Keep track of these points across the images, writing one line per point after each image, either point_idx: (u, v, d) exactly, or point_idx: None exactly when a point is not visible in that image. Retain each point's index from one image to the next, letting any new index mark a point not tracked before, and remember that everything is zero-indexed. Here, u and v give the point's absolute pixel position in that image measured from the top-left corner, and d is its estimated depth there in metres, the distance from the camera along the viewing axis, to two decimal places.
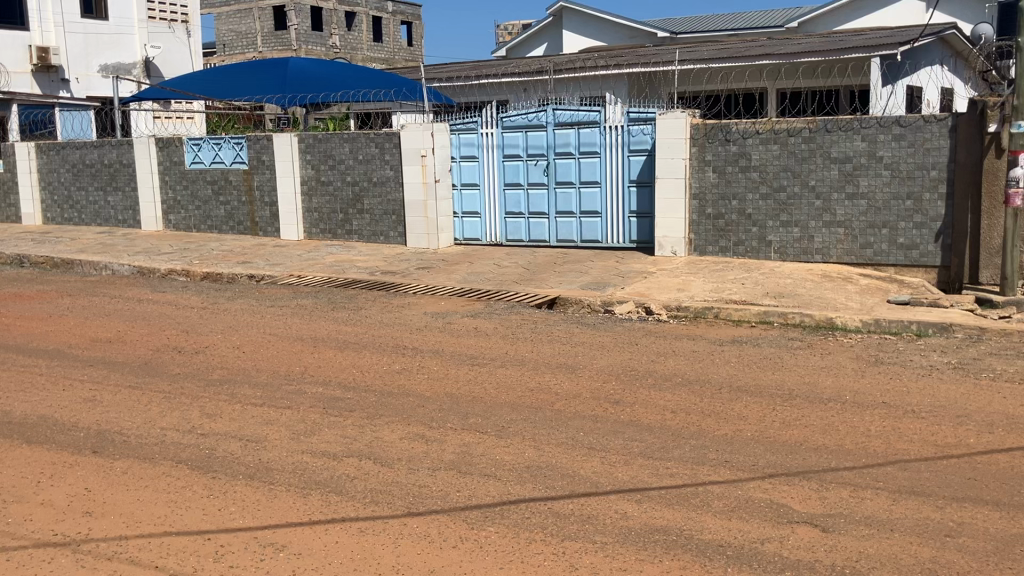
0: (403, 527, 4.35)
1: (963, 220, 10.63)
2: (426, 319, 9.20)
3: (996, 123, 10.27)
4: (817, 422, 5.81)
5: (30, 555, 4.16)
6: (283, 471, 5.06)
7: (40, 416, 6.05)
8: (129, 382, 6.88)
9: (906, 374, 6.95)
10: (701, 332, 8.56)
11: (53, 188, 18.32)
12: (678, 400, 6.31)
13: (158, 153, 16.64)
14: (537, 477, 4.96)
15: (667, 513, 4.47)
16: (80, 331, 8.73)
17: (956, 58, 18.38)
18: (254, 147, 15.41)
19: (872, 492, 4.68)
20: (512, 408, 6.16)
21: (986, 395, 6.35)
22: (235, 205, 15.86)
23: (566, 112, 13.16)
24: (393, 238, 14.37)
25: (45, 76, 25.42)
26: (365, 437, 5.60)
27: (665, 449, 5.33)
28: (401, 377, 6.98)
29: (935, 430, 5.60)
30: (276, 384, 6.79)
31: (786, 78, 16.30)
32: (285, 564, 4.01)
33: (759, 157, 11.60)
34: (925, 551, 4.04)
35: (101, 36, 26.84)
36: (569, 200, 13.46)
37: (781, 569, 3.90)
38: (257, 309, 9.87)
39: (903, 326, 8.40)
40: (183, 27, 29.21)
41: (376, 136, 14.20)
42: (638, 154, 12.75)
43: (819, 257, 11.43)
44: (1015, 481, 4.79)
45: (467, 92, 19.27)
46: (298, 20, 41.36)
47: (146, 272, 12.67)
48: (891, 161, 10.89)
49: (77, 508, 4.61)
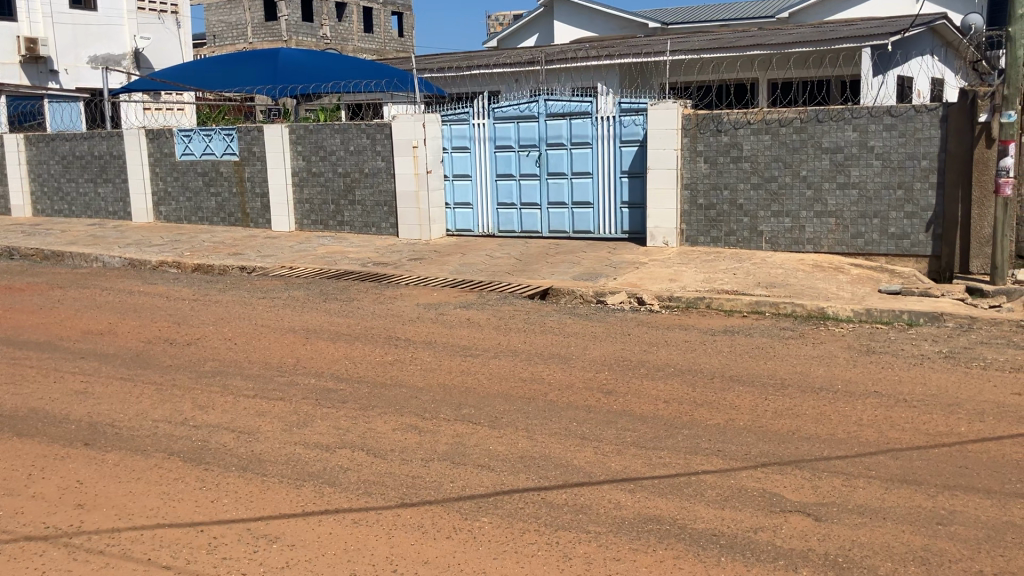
0: (397, 518, 4.36)
1: (953, 210, 10.65)
2: (418, 310, 9.20)
3: (987, 113, 10.26)
4: (808, 411, 5.84)
5: (21, 548, 4.15)
6: (276, 463, 5.06)
7: (32, 409, 6.03)
8: (122, 375, 6.86)
9: (897, 363, 6.98)
10: (694, 323, 8.58)
11: (43, 179, 18.22)
12: (670, 390, 6.34)
13: (148, 145, 16.56)
14: (532, 467, 4.97)
15: (661, 502, 4.49)
16: (71, 324, 8.68)
17: (946, 48, 18.44)
18: (245, 138, 15.34)
19: (864, 480, 4.71)
20: (504, 399, 6.17)
21: (977, 383, 6.40)
22: (226, 196, 15.81)
23: (558, 103, 13.20)
24: (385, 229, 14.36)
25: (33, 67, 25.29)
26: (359, 429, 5.60)
27: (658, 439, 5.35)
28: (394, 369, 6.97)
29: (928, 419, 5.64)
30: (269, 376, 6.78)
31: (777, 68, 16.37)
32: (278, 556, 4.01)
33: (751, 147, 11.62)
34: (917, 539, 4.07)
35: (90, 27, 26.75)
36: (561, 191, 13.46)
37: (774, 557, 3.93)
38: (249, 301, 9.84)
39: (895, 315, 8.43)
40: (173, 18, 29.10)
41: (367, 127, 14.16)
42: (630, 145, 12.76)
43: (810, 247, 11.48)
44: (1007, 470, 4.83)
45: (458, 84, 19.24)
46: (288, 11, 41.08)
47: (137, 264, 12.63)
48: (882, 151, 10.93)
49: (69, 501, 4.61)
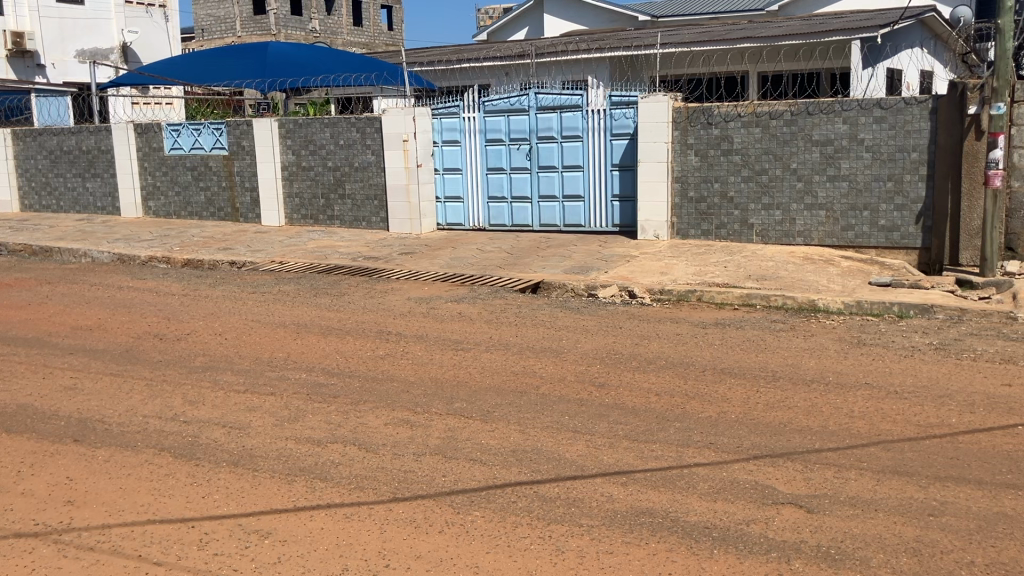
0: (389, 512, 4.35)
1: (943, 202, 10.67)
2: (410, 304, 9.19)
3: (975, 105, 10.22)
4: (800, 403, 5.84)
5: (11, 545, 4.13)
6: (268, 458, 5.03)
7: (20, 405, 5.99)
8: (112, 370, 6.84)
9: (888, 355, 6.99)
10: (684, 315, 8.61)
11: (31, 174, 18.09)
12: (661, 383, 6.34)
13: (137, 139, 16.48)
14: (523, 460, 4.97)
15: (653, 495, 4.50)
16: (59, 319, 8.62)
17: (936, 41, 18.43)
18: (235, 131, 15.27)
19: (856, 472, 4.72)
20: (496, 392, 6.17)
21: (968, 374, 6.43)
22: (215, 190, 15.72)
23: (549, 96, 13.16)
24: (376, 223, 14.29)
25: (20, 61, 25.84)
26: (350, 423, 5.59)
27: (650, 432, 5.35)
28: (385, 363, 6.95)
29: (919, 410, 5.65)
30: (259, 371, 6.75)
31: (767, 61, 16.45)
32: (271, 551, 4.00)
33: (741, 140, 11.62)
34: (909, 530, 4.08)
35: (78, 21, 27.27)
36: (552, 184, 13.43)
37: (767, 550, 3.93)
38: (239, 295, 9.81)
39: (885, 308, 8.46)
40: (161, 12, 29.64)
41: (358, 120, 14.11)
42: (621, 138, 12.74)
43: (800, 240, 11.50)
44: (998, 460, 4.84)
45: (450, 76, 19.07)
46: (277, 6, 40.84)
47: (126, 260, 12.55)
48: (872, 143, 10.95)
49: (58, 497, 4.57)
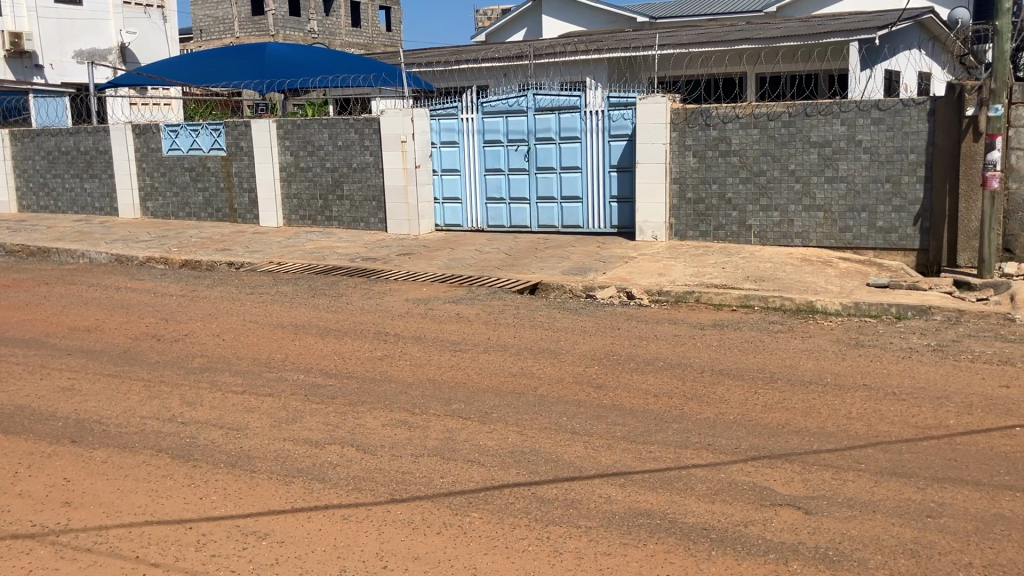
0: (387, 514, 4.35)
1: (941, 203, 10.68)
2: (408, 305, 9.19)
3: (974, 106, 10.27)
4: (799, 404, 5.85)
5: (9, 546, 4.12)
6: (265, 459, 5.03)
7: (17, 406, 5.99)
8: (110, 371, 6.83)
9: (886, 356, 7.00)
10: (683, 316, 8.62)
11: (29, 175, 18.07)
12: (660, 384, 6.35)
13: (135, 140, 16.47)
14: (521, 461, 4.97)
15: (651, 496, 4.50)
16: (57, 320, 8.61)
17: (934, 42, 18.44)
18: (233, 132, 15.27)
19: (854, 474, 4.72)
20: (494, 393, 6.17)
21: (966, 375, 6.43)
22: (213, 191, 15.73)
23: (547, 97, 13.16)
24: (374, 224, 14.29)
25: (18, 61, 25.80)
26: (348, 424, 5.59)
27: (648, 433, 5.36)
28: (383, 364, 6.95)
29: (917, 412, 5.65)
30: (257, 372, 6.74)
31: (766, 62, 16.47)
32: (269, 552, 3.99)
33: (739, 141, 11.63)
34: (907, 531, 4.08)
35: (76, 21, 27.28)
36: (550, 185, 13.43)
37: (765, 551, 3.93)
38: (237, 296, 9.81)
39: (883, 309, 8.45)
40: (160, 12, 29.70)
41: (356, 121, 14.10)
42: (619, 139, 12.76)
43: (798, 241, 11.51)
44: (997, 462, 4.84)
45: (447, 78, 19.11)
46: (275, 6, 40.81)
47: (124, 260, 12.54)
48: (870, 145, 10.96)
49: (56, 498, 4.57)
